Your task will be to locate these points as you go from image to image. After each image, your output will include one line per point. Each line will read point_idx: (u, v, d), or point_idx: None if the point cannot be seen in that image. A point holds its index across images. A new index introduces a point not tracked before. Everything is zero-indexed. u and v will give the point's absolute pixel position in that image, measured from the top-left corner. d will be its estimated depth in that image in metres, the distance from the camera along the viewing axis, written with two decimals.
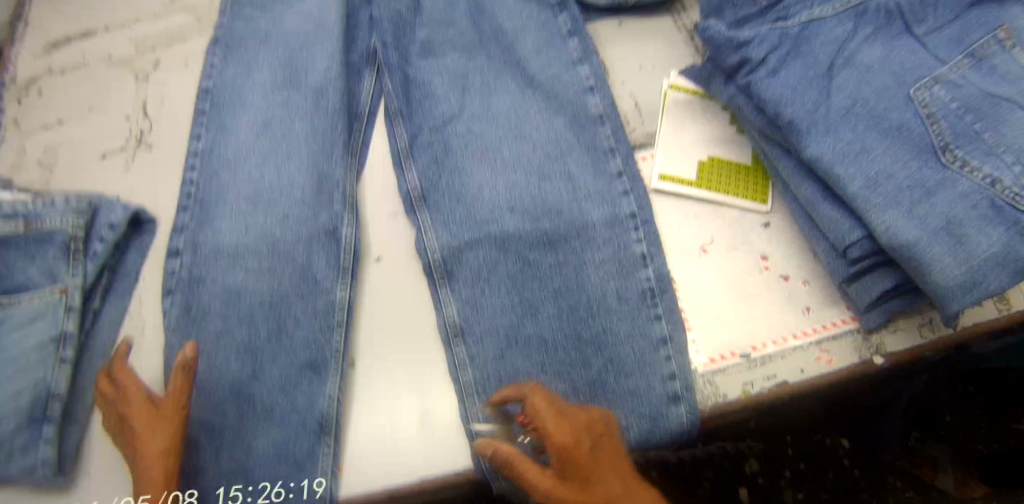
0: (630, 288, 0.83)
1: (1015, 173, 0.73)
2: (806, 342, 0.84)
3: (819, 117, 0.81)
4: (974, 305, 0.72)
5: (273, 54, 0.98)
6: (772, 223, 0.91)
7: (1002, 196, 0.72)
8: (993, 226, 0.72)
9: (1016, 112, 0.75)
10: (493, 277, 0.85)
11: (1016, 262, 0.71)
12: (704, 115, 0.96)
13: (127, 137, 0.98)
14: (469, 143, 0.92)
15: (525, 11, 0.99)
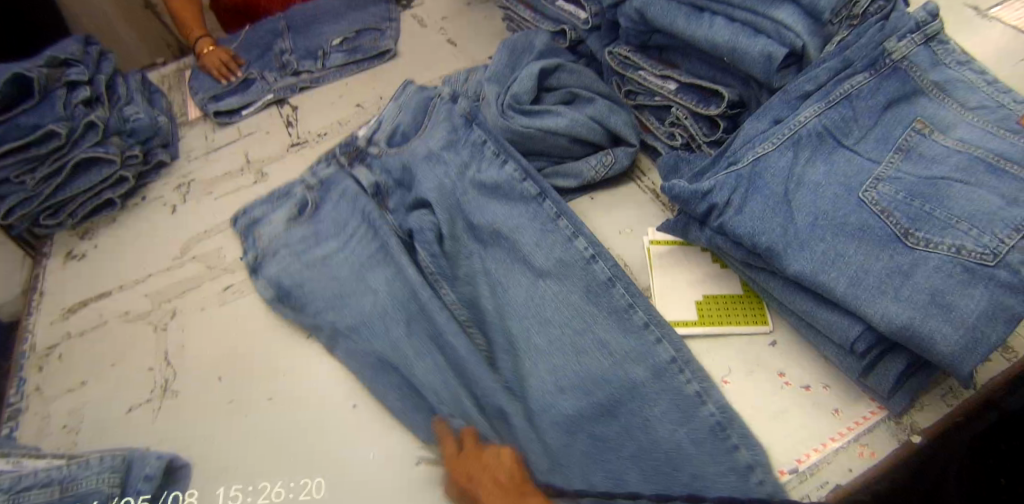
0: (695, 431, 0.85)
1: (973, 237, 0.85)
2: (845, 441, 0.87)
3: (791, 236, 0.91)
4: (979, 362, 0.80)
5: (301, 288, 1.08)
6: (778, 341, 0.97)
7: (970, 258, 0.83)
8: (973, 286, 0.82)
9: (954, 185, 0.90)
10: (569, 455, 0.87)
11: (1005, 313, 0.80)
12: (688, 260, 1.06)
13: (152, 387, 1.00)
14: (503, 331, 0.99)
15: (513, 207, 1.10)
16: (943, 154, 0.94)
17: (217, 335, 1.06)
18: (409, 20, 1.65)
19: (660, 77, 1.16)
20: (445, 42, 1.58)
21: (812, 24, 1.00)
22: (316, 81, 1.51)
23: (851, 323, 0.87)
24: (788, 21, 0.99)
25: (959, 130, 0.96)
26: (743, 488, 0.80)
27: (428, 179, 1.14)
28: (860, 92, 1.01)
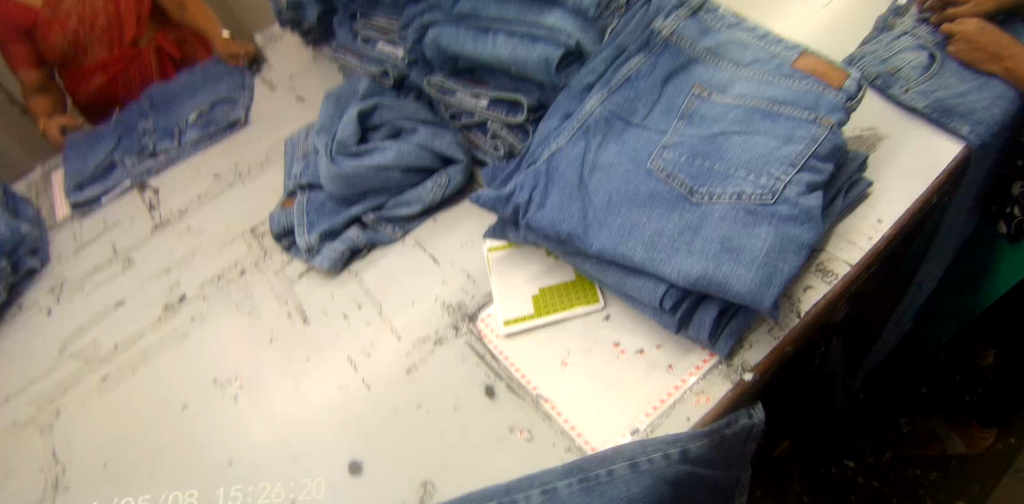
0: None
1: (750, 181, 0.95)
2: (681, 393, 0.94)
3: (591, 218, 1.00)
4: (780, 291, 0.87)
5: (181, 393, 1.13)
6: (611, 314, 1.05)
7: (750, 201, 0.93)
8: (759, 226, 0.91)
9: (729, 139, 1.00)
10: None
11: (790, 244, 0.89)
12: (523, 258, 1.13)
13: (43, 490, 1.06)
14: None
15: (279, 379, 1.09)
16: (721, 112, 1.04)
17: (101, 424, 1.12)
18: (260, 84, 1.70)
19: (473, 96, 1.24)
20: (294, 98, 1.63)
21: (583, 23, 1.09)
22: (173, 161, 1.55)
23: (656, 284, 0.96)
24: (558, 25, 1.07)
25: (737, 86, 1.05)
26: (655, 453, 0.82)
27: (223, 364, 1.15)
28: (638, 73, 1.10)
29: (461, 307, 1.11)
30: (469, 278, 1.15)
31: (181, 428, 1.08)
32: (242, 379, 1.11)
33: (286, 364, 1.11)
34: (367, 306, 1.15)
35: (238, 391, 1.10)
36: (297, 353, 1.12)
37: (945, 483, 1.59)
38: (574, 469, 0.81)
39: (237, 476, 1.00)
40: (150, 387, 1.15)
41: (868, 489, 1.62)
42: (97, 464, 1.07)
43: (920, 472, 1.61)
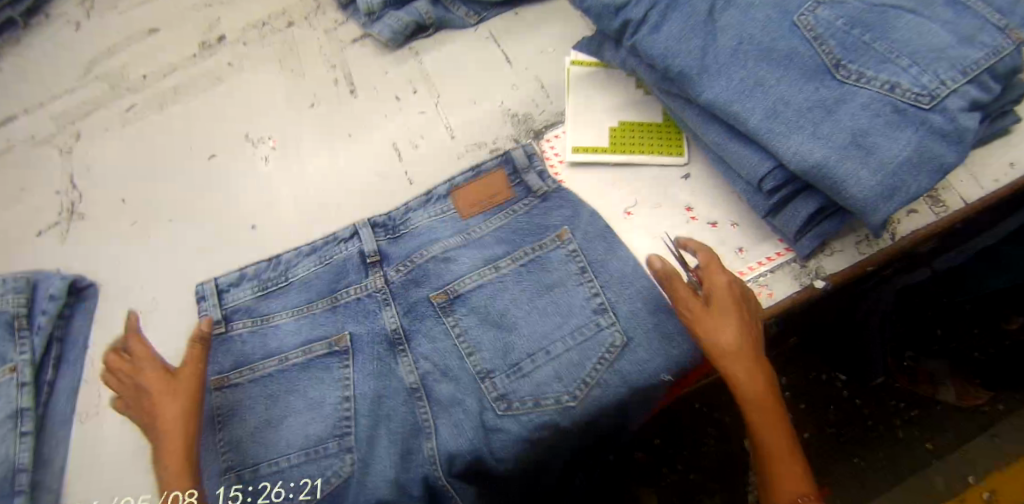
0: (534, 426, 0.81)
1: (912, 72, 0.73)
2: (743, 281, 0.84)
3: (709, 62, 0.81)
4: (897, 209, 0.74)
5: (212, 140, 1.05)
6: (692, 173, 0.91)
7: (904, 98, 0.73)
8: (902, 130, 0.73)
9: (903, 16, 0.76)
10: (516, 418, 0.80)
11: (931, 161, 0.73)
12: (609, 83, 0.98)
13: (61, 210, 1.02)
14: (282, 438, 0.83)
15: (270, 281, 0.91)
16: None
17: (121, 158, 1.05)
18: None
19: None
20: None
21: None
22: None
23: (760, 159, 0.80)
24: None
25: None
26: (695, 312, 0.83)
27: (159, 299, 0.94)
28: None
29: (527, 119, 0.98)
30: (542, 90, 1.00)
31: (208, 177, 1.02)
32: (275, 140, 1.03)
33: (324, 137, 1.02)
34: (421, 93, 1.02)
35: (271, 152, 1.02)
36: (336, 131, 1.02)
37: (929, 423, 1.26)
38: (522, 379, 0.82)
39: (261, 242, 0.97)
40: (180, 129, 1.07)
41: (849, 405, 1.29)
42: (116, 197, 1.02)
43: (903, 405, 1.27)
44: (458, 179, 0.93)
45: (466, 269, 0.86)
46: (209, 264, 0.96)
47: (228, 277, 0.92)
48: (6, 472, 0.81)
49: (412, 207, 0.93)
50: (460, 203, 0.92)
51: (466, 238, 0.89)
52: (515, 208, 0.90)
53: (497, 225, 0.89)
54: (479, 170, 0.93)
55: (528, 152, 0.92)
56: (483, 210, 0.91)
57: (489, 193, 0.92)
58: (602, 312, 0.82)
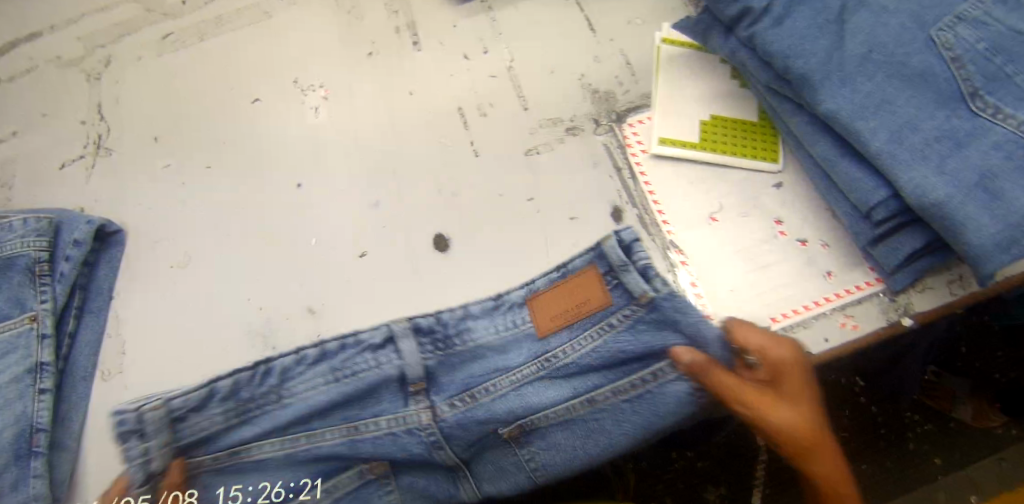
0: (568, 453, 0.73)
1: None
2: (827, 310, 0.76)
3: (834, 68, 0.72)
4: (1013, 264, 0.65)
5: (256, 81, 0.95)
6: (785, 182, 0.82)
7: None
8: None
9: None
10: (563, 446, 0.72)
11: None
12: (703, 69, 0.88)
13: (86, 143, 0.94)
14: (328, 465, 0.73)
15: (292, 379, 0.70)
16: None
17: (153, 92, 0.96)
18: None
19: None
20: None
21: None
22: None
23: (874, 183, 0.72)
24: None
25: None
26: None
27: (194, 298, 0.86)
28: None
29: (609, 98, 0.88)
30: (628, 67, 0.90)
31: (251, 123, 0.93)
32: (327, 90, 0.94)
33: (382, 94, 0.92)
34: (493, 56, 0.92)
35: (321, 104, 0.93)
36: (395, 89, 0.92)
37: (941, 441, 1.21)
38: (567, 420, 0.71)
39: (303, 203, 0.88)
40: (221, 66, 0.97)
41: (864, 412, 1.22)
42: (147, 134, 0.94)
43: (916, 417, 1.22)
44: (539, 281, 0.73)
45: (549, 403, 0.71)
46: (245, 222, 0.89)
47: (155, 411, 0.65)
48: (23, 431, 0.77)
49: (471, 312, 0.73)
50: (539, 315, 0.72)
51: (542, 367, 0.71)
52: (613, 322, 0.69)
53: (587, 347, 0.70)
54: (564, 268, 0.72)
55: (628, 236, 0.69)
56: (569, 324, 0.71)
57: (575, 303, 0.71)
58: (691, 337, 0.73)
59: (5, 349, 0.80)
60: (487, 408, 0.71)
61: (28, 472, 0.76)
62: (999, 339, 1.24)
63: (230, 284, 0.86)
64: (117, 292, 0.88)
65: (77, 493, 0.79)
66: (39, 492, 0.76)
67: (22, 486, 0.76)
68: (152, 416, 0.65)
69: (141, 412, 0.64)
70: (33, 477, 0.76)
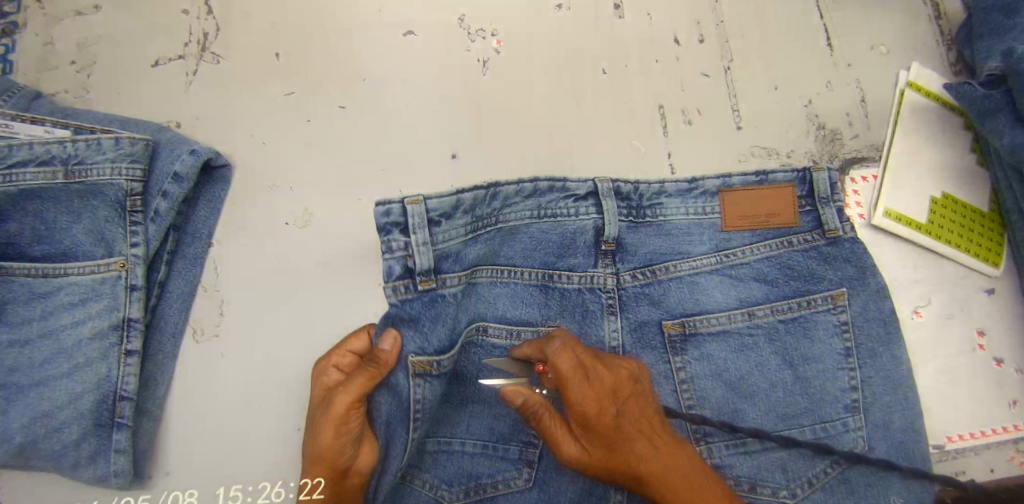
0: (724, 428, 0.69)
1: None
2: (1002, 440, 0.72)
3: None
4: None
5: (413, 9, 0.77)
6: (998, 290, 0.74)
7: None
8: None
9: None
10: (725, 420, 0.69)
11: None
12: (945, 134, 0.75)
13: (188, 41, 0.75)
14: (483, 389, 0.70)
15: (506, 249, 0.69)
16: None
17: None
18: None
19: None
20: None
21: None
22: None
23: None
24: None
25: None
26: (895, 405, 0.70)
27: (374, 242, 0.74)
28: None
29: (835, 139, 0.75)
30: (862, 105, 0.76)
31: (399, 61, 0.76)
32: (500, 41, 0.76)
33: (568, 64, 0.76)
34: (710, 49, 0.77)
35: (492, 56, 0.76)
36: (584, 61, 0.76)
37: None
38: (735, 390, 0.70)
39: (457, 181, 0.73)
40: None
41: None
42: (268, 47, 0.75)
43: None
44: (735, 178, 0.72)
45: (715, 306, 0.70)
46: (383, 184, 0.74)
47: (414, 207, 0.61)
48: (106, 397, 0.66)
49: (668, 190, 0.71)
50: (728, 209, 0.71)
51: (721, 261, 0.71)
52: (793, 241, 0.71)
53: (762, 255, 0.71)
54: (767, 176, 0.71)
55: (833, 179, 0.71)
56: (755, 228, 0.71)
57: (766, 212, 0.71)
58: (855, 412, 0.69)
59: (87, 295, 0.66)
60: (698, 348, 0.70)
61: (109, 445, 0.66)
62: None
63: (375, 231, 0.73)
64: (217, 238, 0.73)
65: (158, 465, 0.70)
66: (122, 469, 0.66)
67: (102, 460, 0.66)
68: (411, 212, 0.61)
69: (404, 207, 0.61)
70: (115, 452, 0.66)
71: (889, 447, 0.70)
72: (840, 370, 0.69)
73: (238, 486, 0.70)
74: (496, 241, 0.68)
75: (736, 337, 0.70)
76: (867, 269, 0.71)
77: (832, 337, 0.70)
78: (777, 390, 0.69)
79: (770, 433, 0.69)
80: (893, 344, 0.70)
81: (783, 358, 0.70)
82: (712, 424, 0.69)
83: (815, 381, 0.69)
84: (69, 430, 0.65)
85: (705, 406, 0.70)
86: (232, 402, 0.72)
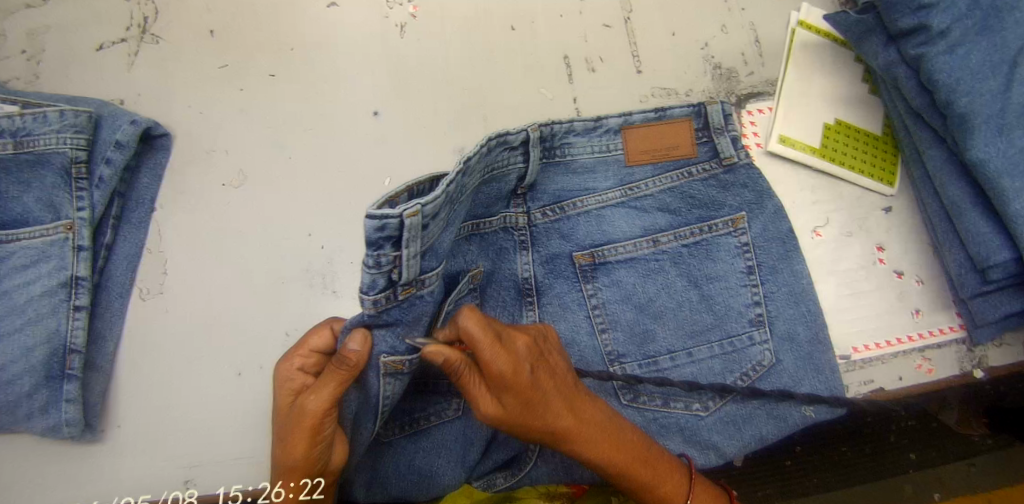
0: (635, 345, 0.76)
1: None
2: (909, 348, 0.75)
3: (995, 113, 0.64)
4: None
5: None
6: (895, 208, 0.78)
7: None
8: None
9: None
10: (636, 338, 0.76)
11: None
12: (837, 65, 0.80)
13: (130, 24, 0.81)
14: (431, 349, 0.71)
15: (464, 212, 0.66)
16: None
17: None
18: None
19: None
20: None
21: None
22: None
23: (998, 243, 0.66)
24: None
25: None
26: (797, 318, 0.74)
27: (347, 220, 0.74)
28: None
29: (731, 77, 0.81)
30: (756, 45, 0.82)
31: (323, 31, 0.82)
32: (416, 6, 0.82)
33: (479, 24, 0.82)
34: (611, 2, 0.82)
35: (409, 21, 0.82)
36: (494, 21, 0.82)
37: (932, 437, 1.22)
38: (644, 312, 0.76)
39: (383, 138, 0.80)
40: None
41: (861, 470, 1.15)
42: (202, 25, 0.81)
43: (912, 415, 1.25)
44: (635, 115, 0.75)
45: (622, 236, 0.76)
46: (312, 144, 0.80)
47: (414, 220, 0.52)
48: (57, 350, 0.72)
49: (575, 129, 0.73)
50: (630, 145, 0.76)
51: (626, 195, 0.76)
52: (692, 171, 0.76)
53: (665, 186, 0.76)
54: (664, 111, 0.75)
55: (726, 111, 0.75)
56: (656, 161, 0.76)
57: (665, 145, 0.75)
58: (760, 325, 0.74)
59: (36, 257, 0.72)
60: (609, 275, 0.76)
61: (60, 395, 0.71)
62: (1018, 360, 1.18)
63: (308, 188, 0.79)
64: (160, 203, 0.79)
65: (110, 417, 0.76)
66: (72, 418, 0.71)
67: (55, 409, 0.71)
68: (413, 225, 0.52)
69: (403, 222, 0.51)
70: (66, 401, 0.71)
71: (793, 358, 0.74)
72: (743, 287, 0.74)
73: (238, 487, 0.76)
74: (459, 215, 0.63)
75: (643, 263, 0.76)
76: (764, 192, 0.75)
77: (734, 257, 0.75)
78: (684, 310, 0.75)
79: (680, 350, 0.75)
80: (793, 261, 0.75)
81: (687, 279, 0.75)
82: (623, 341, 0.76)
83: (719, 299, 0.75)
84: (22, 382, 0.70)
85: (617, 327, 0.76)
86: (190, 398, 0.76)
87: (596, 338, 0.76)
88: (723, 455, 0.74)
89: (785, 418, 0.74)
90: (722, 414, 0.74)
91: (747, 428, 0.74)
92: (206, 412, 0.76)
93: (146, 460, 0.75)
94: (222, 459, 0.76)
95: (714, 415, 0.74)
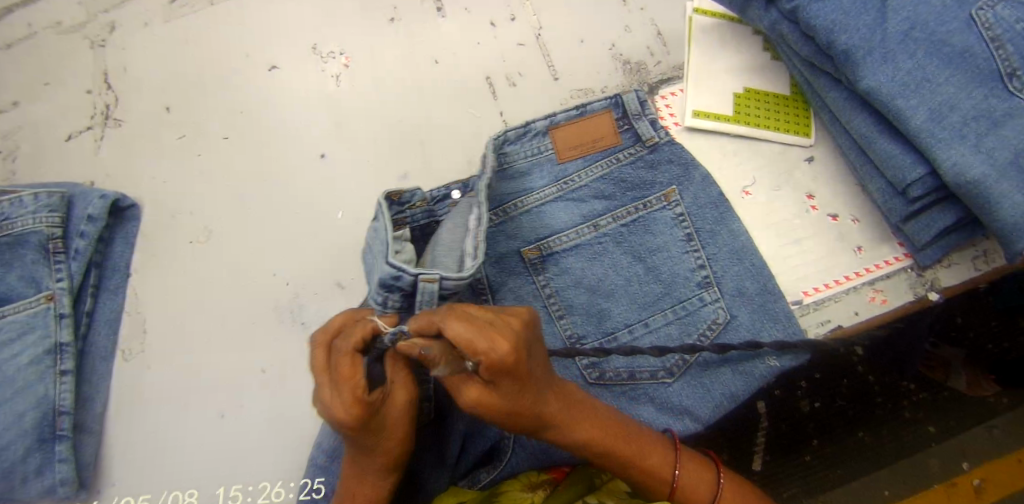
0: (593, 320, 0.77)
1: None
2: (858, 284, 0.77)
3: (877, 44, 0.69)
4: None
5: (274, 47, 0.91)
6: (816, 157, 0.82)
7: None
8: None
9: None
10: (595, 319, 0.77)
11: None
12: (735, 40, 0.86)
13: (93, 114, 0.90)
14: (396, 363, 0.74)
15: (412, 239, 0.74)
16: None
17: (163, 59, 0.92)
18: None
19: None
20: None
21: None
22: None
23: (912, 161, 0.70)
24: None
25: None
26: (745, 272, 0.76)
27: (315, 253, 0.84)
28: None
29: (641, 69, 0.89)
30: (659, 37, 0.90)
31: (267, 93, 0.90)
32: (347, 58, 0.90)
33: (405, 62, 0.90)
34: (520, 23, 0.91)
35: (342, 71, 0.90)
36: (418, 57, 0.90)
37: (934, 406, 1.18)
38: (598, 292, 0.78)
39: (332, 175, 0.86)
40: (237, 32, 0.92)
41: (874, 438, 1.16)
42: (159, 103, 0.90)
43: (912, 386, 1.17)
44: (559, 116, 0.80)
45: (564, 225, 0.79)
46: (269, 193, 0.86)
47: (427, 285, 0.60)
48: (46, 412, 0.75)
49: (509, 138, 0.79)
50: (559, 144, 0.80)
51: (563, 189, 0.80)
52: (620, 157, 0.80)
53: (597, 175, 0.80)
54: (585, 108, 0.80)
55: (641, 98, 0.80)
56: (586, 154, 0.80)
57: (592, 139, 0.80)
58: (707, 287, 0.76)
59: (21, 329, 0.76)
60: (558, 263, 0.78)
61: (53, 456, 0.74)
62: (996, 310, 1.16)
63: (266, 228, 0.85)
64: (135, 268, 0.85)
65: (103, 474, 0.78)
66: (64, 476, 0.74)
67: (49, 470, 0.74)
68: (423, 289, 0.60)
69: (417, 282, 0.60)
70: (59, 461, 0.74)
71: (747, 312, 0.75)
72: (685, 254, 0.77)
73: (237, 486, 0.78)
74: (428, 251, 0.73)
75: (587, 249, 0.79)
76: (690, 165, 0.79)
77: (672, 230, 0.78)
78: (632, 284, 0.78)
79: (637, 323, 0.76)
80: (730, 222, 0.78)
81: (631, 255, 0.78)
82: (581, 321, 0.77)
83: (666, 270, 0.77)
84: (15, 448, 0.73)
85: (574, 312, 0.77)
86: (175, 440, 0.79)
87: (554, 326, 0.77)
88: (696, 420, 0.74)
89: (751, 373, 0.75)
90: (686, 375, 0.75)
91: (715, 387, 0.75)
92: (194, 454, 0.79)
93: (161, 497, 0.77)
94: (201, 490, 0.77)
95: (677, 382, 0.75)
